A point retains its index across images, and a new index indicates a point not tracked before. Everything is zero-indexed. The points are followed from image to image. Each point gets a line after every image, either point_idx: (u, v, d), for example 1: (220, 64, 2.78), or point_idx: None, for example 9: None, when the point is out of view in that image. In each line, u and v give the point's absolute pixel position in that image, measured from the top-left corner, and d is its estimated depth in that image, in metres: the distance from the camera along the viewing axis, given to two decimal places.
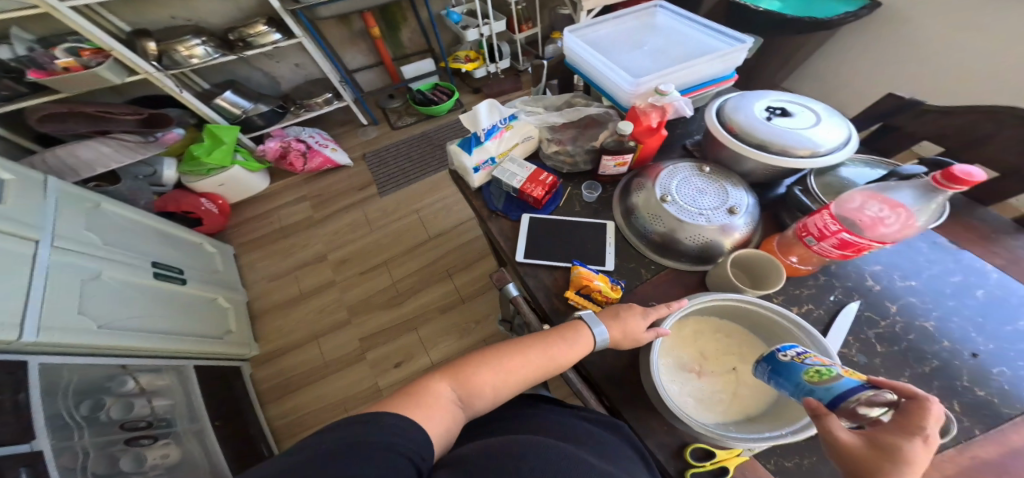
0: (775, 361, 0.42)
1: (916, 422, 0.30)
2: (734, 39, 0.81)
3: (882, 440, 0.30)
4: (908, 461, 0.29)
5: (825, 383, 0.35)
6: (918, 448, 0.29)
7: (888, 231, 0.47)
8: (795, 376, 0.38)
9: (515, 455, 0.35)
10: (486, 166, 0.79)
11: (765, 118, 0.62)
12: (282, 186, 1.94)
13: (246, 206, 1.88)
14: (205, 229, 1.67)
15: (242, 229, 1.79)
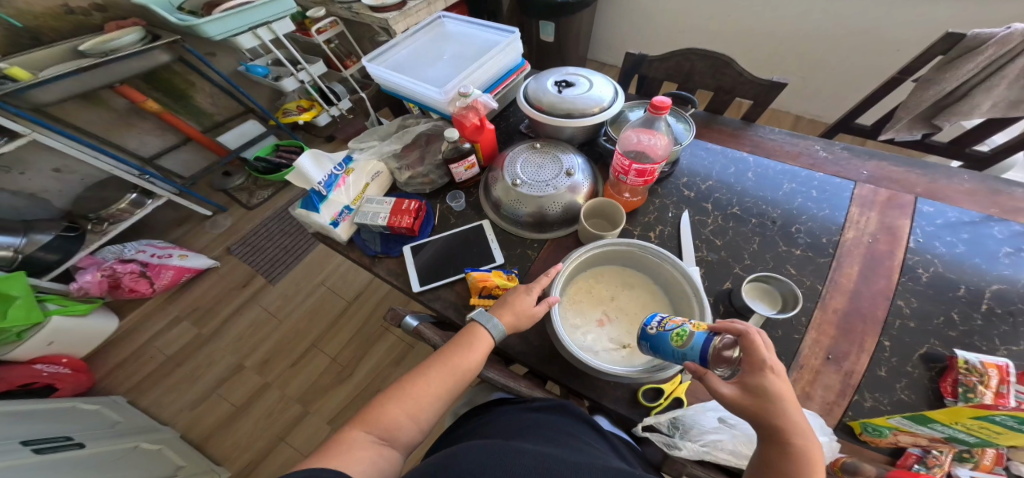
0: (649, 336, 0.46)
1: (758, 354, 0.39)
2: (504, 30, 0.96)
3: (751, 381, 0.38)
4: (771, 391, 0.37)
5: (694, 350, 0.41)
6: (770, 375, 0.38)
7: (662, 153, 0.65)
8: (668, 347, 0.44)
9: (447, 464, 0.30)
10: (345, 216, 0.76)
11: (557, 92, 0.77)
12: (140, 315, 1.55)
13: (105, 352, 1.46)
14: (64, 394, 1.26)
15: (117, 377, 1.41)
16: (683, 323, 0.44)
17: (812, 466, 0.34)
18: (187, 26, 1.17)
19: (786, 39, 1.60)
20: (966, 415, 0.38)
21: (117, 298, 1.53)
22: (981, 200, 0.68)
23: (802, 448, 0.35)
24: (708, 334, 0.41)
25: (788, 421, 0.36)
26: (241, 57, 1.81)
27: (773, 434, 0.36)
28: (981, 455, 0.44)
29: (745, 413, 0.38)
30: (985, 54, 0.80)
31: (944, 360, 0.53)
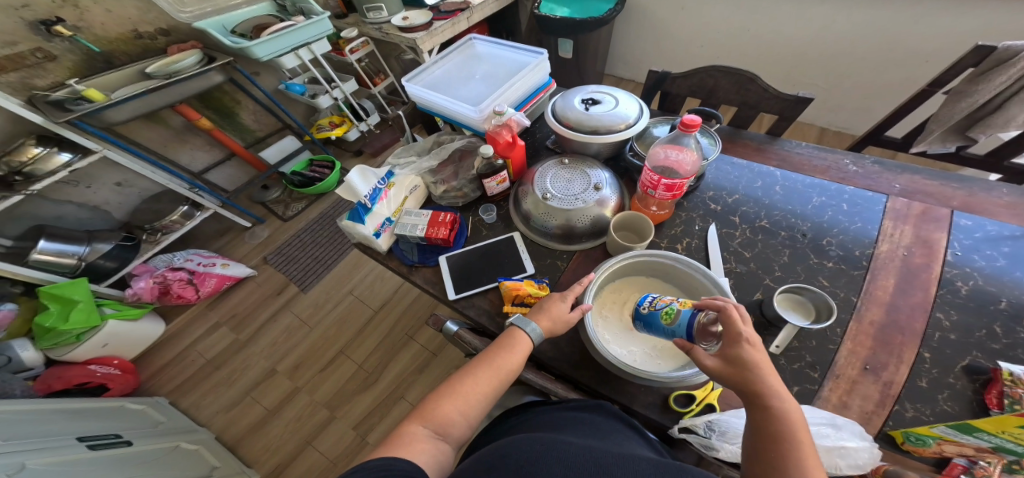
0: (642, 315, 0.52)
1: (734, 327, 0.44)
2: (532, 51, 1.01)
3: (730, 351, 0.44)
4: (747, 358, 0.42)
5: (681, 324, 0.48)
6: (746, 346, 0.43)
7: (690, 169, 0.67)
8: (659, 324, 0.50)
9: (503, 453, 0.32)
10: (386, 227, 0.81)
11: (584, 110, 0.80)
12: (185, 319, 1.64)
13: (151, 354, 1.55)
14: (114, 394, 1.33)
15: (161, 378, 1.49)
16: (671, 302, 0.50)
17: (792, 422, 0.38)
18: (239, 48, 1.29)
19: (808, 52, 1.60)
20: (1013, 424, 0.38)
21: (164, 304, 1.63)
22: (1020, 213, 0.67)
23: (781, 408, 0.39)
24: (692, 310, 0.47)
25: (767, 384, 0.41)
26: (280, 76, 1.93)
27: (756, 397, 0.41)
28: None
29: (729, 380, 0.43)
30: (1017, 66, 0.80)
31: (988, 372, 0.52)
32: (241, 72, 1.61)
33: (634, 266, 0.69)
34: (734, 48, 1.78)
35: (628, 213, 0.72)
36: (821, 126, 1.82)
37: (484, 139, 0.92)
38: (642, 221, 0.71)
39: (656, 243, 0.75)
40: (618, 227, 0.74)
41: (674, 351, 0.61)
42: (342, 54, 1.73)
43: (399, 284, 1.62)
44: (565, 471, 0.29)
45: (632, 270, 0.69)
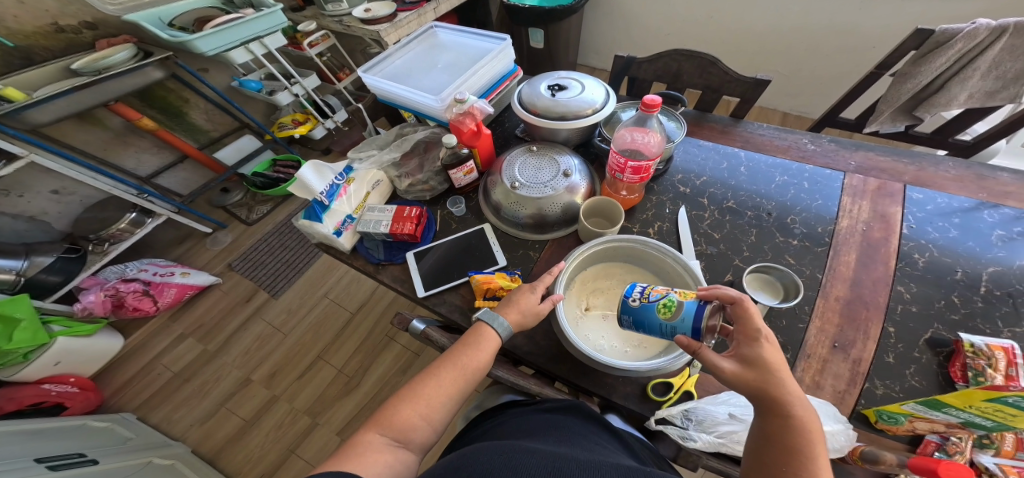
0: (632, 309, 0.47)
1: (751, 322, 0.40)
2: (497, 38, 0.98)
3: (747, 351, 0.40)
4: (766, 358, 0.38)
5: (685, 318, 0.43)
6: (763, 343, 0.39)
7: (656, 150, 0.66)
8: (654, 320, 0.45)
9: (459, 466, 0.30)
10: (348, 225, 0.77)
11: (550, 96, 0.78)
12: (148, 331, 1.55)
13: (113, 370, 1.46)
14: (73, 412, 1.25)
15: (127, 394, 1.40)
16: (668, 294, 0.45)
17: (811, 431, 0.34)
18: (179, 42, 1.19)
19: (769, 38, 1.63)
20: (980, 398, 0.38)
21: (122, 318, 1.53)
22: (968, 186, 0.69)
23: (801, 416, 0.35)
24: (699, 303, 0.43)
25: (789, 390, 0.37)
26: (233, 72, 1.83)
27: (773, 403, 0.36)
28: (1001, 440, 0.44)
29: (743, 383, 0.38)
30: (954, 48, 0.83)
31: (950, 344, 0.53)
32: (185, 68, 1.51)
33: (606, 252, 0.68)
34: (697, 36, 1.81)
35: (599, 198, 0.70)
36: (784, 111, 1.87)
37: (448, 129, 0.89)
38: (612, 205, 0.70)
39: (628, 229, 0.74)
40: (589, 214, 0.73)
41: (649, 338, 0.60)
42: (301, 48, 1.64)
43: (376, 285, 1.57)
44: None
45: (603, 255, 0.68)
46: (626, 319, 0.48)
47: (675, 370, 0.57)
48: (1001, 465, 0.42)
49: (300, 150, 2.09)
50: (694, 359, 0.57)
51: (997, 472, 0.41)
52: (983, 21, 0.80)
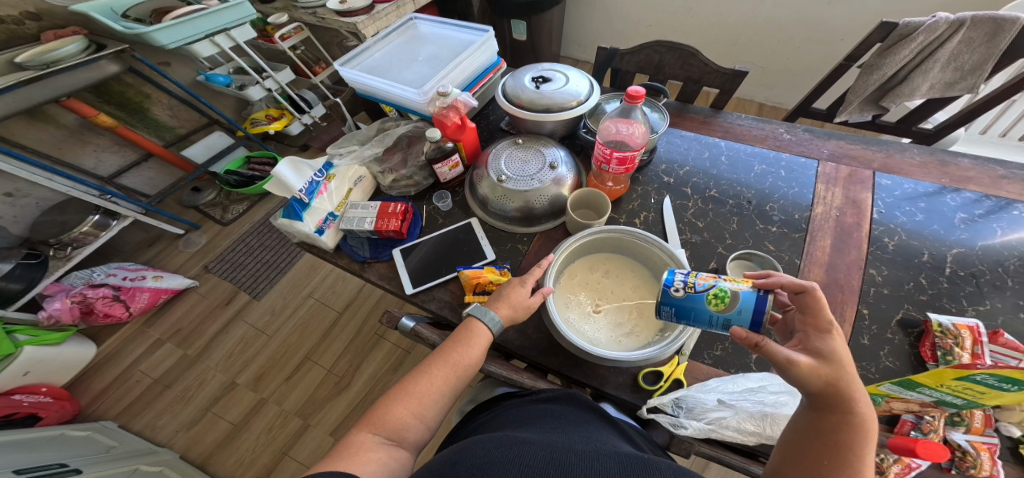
0: (678, 299, 0.44)
1: (821, 314, 0.39)
2: (479, 30, 0.97)
3: (819, 343, 0.38)
4: (840, 354, 0.37)
5: (747, 308, 0.42)
6: (833, 338, 0.38)
7: (640, 141, 0.67)
8: (704, 310, 0.43)
9: (453, 460, 0.29)
10: (330, 223, 0.75)
11: (535, 88, 0.78)
12: (122, 337, 1.47)
13: (86, 379, 1.38)
14: (48, 423, 1.17)
15: (105, 402, 1.33)
16: (720, 283, 0.43)
17: (866, 434, 0.34)
18: (135, 34, 1.11)
19: (745, 30, 1.67)
20: (950, 376, 0.40)
21: (92, 325, 1.44)
22: (932, 171, 0.73)
23: (861, 418, 0.34)
24: (762, 294, 0.41)
25: (856, 390, 0.35)
26: (198, 66, 1.74)
27: (836, 401, 0.35)
28: (971, 418, 0.47)
29: (810, 377, 0.36)
30: (916, 41, 0.87)
31: (919, 324, 0.57)
32: (144, 61, 1.42)
33: (593, 243, 0.69)
34: (676, 30, 1.84)
35: (585, 191, 0.71)
36: (759, 102, 1.92)
37: (432, 123, 0.88)
38: (597, 197, 0.70)
39: (615, 220, 0.75)
40: (576, 206, 0.74)
41: (638, 327, 0.62)
42: (273, 40, 1.58)
43: (363, 283, 1.54)
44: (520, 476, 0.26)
45: (590, 246, 0.69)
46: (663, 310, 0.46)
47: (665, 359, 0.58)
48: (971, 441, 0.46)
49: (276, 147, 2.01)
50: (682, 348, 0.59)
51: (969, 448, 0.45)
52: (942, 14, 0.84)
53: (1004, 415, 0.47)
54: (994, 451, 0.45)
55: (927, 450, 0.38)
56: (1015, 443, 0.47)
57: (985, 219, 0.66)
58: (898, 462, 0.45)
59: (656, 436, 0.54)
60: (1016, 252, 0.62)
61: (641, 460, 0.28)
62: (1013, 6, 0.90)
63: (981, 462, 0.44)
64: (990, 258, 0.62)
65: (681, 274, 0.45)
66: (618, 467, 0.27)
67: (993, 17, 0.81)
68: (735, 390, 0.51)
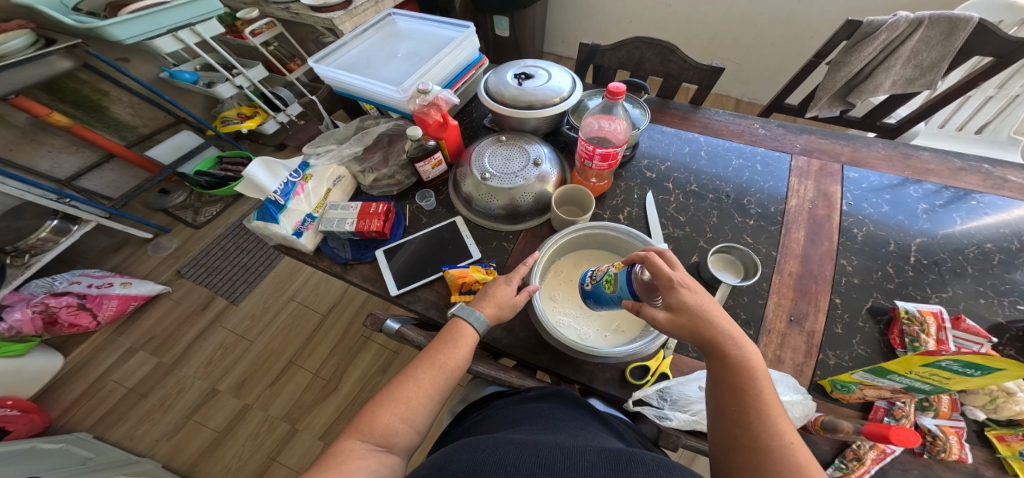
0: (589, 293, 0.52)
1: (662, 273, 0.43)
2: (459, 25, 0.95)
3: (670, 299, 0.42)
4: (689, 303, 0.42)
5: (622, 289, 0.46)
6: (682, 290, 0.42)
7: (623, 137, 0.67)
8: (605, 295, 0.49)
9: (441, 465, 0.29)
10: (308, 224, 0.73)
11: (518, 85, 0.77)
12: (90, 347, 1.40)
13: (54, 391, 1.30)
14: (17, 437, 1.09)
15: (77, 413, 1.26)
16: (608, 271, 0.49)
17: (752, 367, 0.40)
18: (88, 28, 1.03)
19: (722, 25, 1.70)
20: (918, 363, 0.43)
21: (56, 335, 1.36)
22: (895, 163, 0.77)
23: (739, 355, 0.40)
24: (628, 271, 0.45)
25: (720, 330, 0.41)
26: (161, 62, 1.65)
27: (713, 348, 0.41)
28: (939, 403, 0.51)
29: (681, 334, 0.42)
30: (879, 39, 0.91)
31: (888, 311, 0.59)
32: (99, 57, 1.33)
33: (578, 240, 0.69)
34: (656, 27, 1.86)
35: (569, 186, 0.71)
36: (736, 98, 1.98)
37: (413, 121, 0.86)
38: (580, 192, 0.70)
39: (599, 215, 0.75)
40: (561, 202, 0.74)
41: (624, 321, 0.62)
42: (243, 36, 1.52)
43: (347, 284, 1.50)
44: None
45: (575, 242, 0.69)
46: (589, 298, 0.54)
47: (651, 353, 0.59)
48: (941, 426, 0.49)
49: (250, 146, 1.93)
50: (667, 342, 0.60)
51: (938, 432, 0.48)
52: (903, 13, 0.88)
53: (968, 398, 0.50)
54: (960, 435, 0.48)
55: (900, 437, 0.39)
56: (980, 425, 0.50)
57: (945, 209, 0.70)
58: (874, 449, 0.48)
59: (644, 429, 0.55)
60: (973, 240, 0.66)
61: (630, 453, 0.28)
62: (966, 6, 0.95)
63: (950, 446, 0.48)
64: (951, 247, 0.66)
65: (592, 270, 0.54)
66: (606, 462, 0.27)
67: (949, 16, 0.85)
68: None
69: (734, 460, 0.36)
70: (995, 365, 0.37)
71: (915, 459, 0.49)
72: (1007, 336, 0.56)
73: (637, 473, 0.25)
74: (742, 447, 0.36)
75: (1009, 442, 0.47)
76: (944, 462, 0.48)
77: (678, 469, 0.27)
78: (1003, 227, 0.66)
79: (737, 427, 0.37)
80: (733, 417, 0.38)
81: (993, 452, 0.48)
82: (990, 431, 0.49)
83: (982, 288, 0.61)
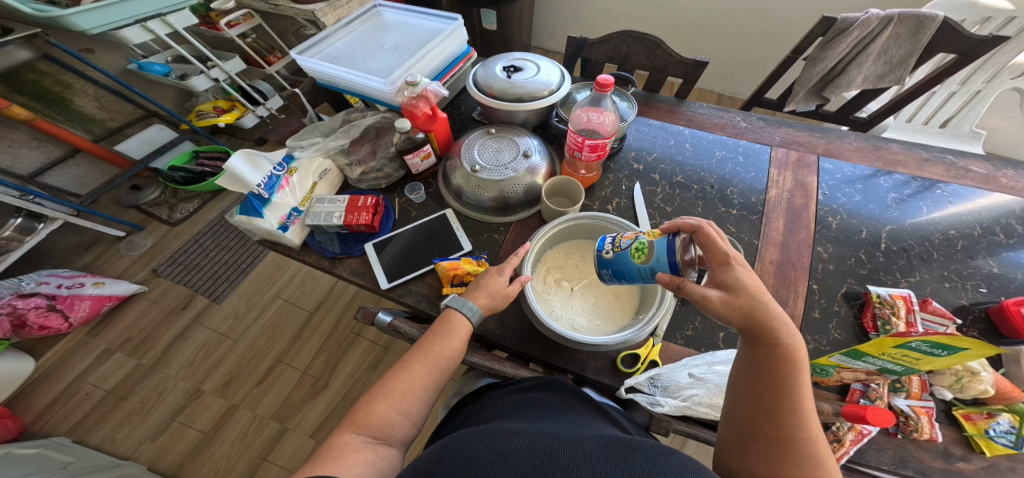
0: (610, 262, 0.49)
1: (717, 248, 0.43)
2: (446, 18, 0.95)
3: (724, 277, 0.43)
4: (745, 283, 0.41)
5: (658, 258, 0.44)
6: (736, 268, 0.43)
7: (611, 129, 0.68)
8: (632, 266, 0.47)
9: (439, 456, 0.28)
10: (294, 219, 0.71)
11: (507, 77, 0.77)
12: (63, 350, 1.33)
13: (25, 396, 1.24)
14: None
15: (52, 418, 1.21)
16: (637, 238, 0.47)
17: (798, 358, 0.39)
18: (48, 17, 0.97)
19: (706, 21, 1.74)
20: (890, 344, 0.44)
21: (25, 339, 1.29)
22: (866, 154, 0.81)
23: (790, 346, 0.39)
24: (669, 238, 0.43)
25: (776, 317, 0.40)
26: (130, 53, 1.57)
27: (767, 335, 0.39)
28: (910, 384, 0.54)
29: (731, 313, 0.41)
30: (852, 35, 0.95)
31: (861, 296, 0.63)
32: (62, 47, 1.26)
33: (568, 230, 0.70)
34: (642, 21, 1.89)
35: (561, 177, 0.71)
36: (719, 92, 2.03)
37: (401, 114, 0.85)
38: (569, 183, 0.71)
39: (588, 206, 0.76)
40: (552, 193, 0.74)
41: (614, 310, 0.64)
42: (219, 27, 1.46)
43: (334, 281, 1.47)
44: (506, 469, 0.25)
45: (566, 233, 0.70)
46: (605, 269, 0.51)
47: (641, 342, 0.61)
48: (912, 406, 0.51)
49: (228, 141, 1.87)
50: (656, 330, 0.61)
51: (910, 413, 0.51)
52: (874, 11, 0.92)
53: (936, 379, 0.54)
54: (929, 414, 0.51)
55: (877, 417, 0.42)
56: (948, 405, 0.54)
57: (913, 199, 0.74)
58: (852, 430, 0.50)
59: (636, 417, 0.53)
60: (938, 227, 0.70)
61: (629, 440, 0.28)
62: (934, 4, 0.99)
63: (921, 425, 0.50)
64: (918, 234, 0.69)
65: (610, 238, 0.51)
66: (606, 450, 0.27)
67: (917, 14, 0.89)
68: (705, 366, 0.54)
69: (752, 445, 0.37)
70: (960, 344, 0.39)
71: (890, 439, 0.52)
72: (971, 317, 0.60)
73: (635, 459, 0.26)
74: (764, 436, 0.37)
75: (974, 421, 0.50)
76: (916, 441, 0.51)
77: (673, 450, 0.28)
78: (965, 215, 0.71)
79: (769, 417, 0.37)
80: (765, 406, 0.38)
81: (961, 431, 0.51)
82: (957, 411, 0.52)
83: (946, 273, 0.65)
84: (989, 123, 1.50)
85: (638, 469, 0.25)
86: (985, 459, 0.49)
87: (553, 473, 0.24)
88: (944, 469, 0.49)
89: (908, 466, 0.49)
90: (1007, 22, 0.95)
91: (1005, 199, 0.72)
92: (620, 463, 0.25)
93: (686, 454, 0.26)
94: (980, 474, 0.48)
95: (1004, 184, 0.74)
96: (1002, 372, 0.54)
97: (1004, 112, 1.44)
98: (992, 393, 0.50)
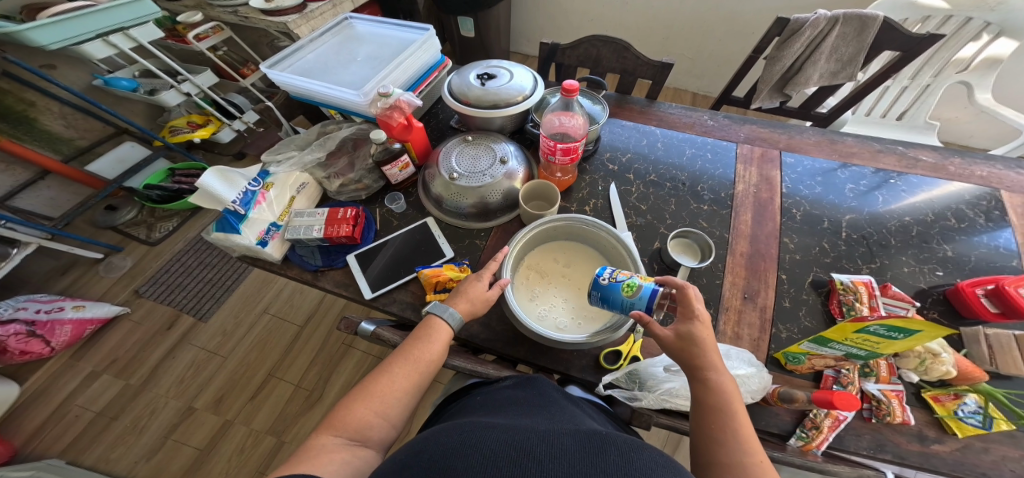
0: (601, 286, 0.52)
1: (690, 304, 0.48)
2: (418, 28, 0.96)
3: (683, 326, 0.48)
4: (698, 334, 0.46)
5: (643, 297, 0.49)
6: (696, 321, 0.47)
7: (582, 133, 0.71)
8: (618, 297, 0.51)
9: (417, 450, 0.29)
10: (273, 233, 0.71)
11: (480, 85, 0.78)
12: (48, 373, 1.30)
13: (8, 423, 1.20)
14: None
15: (43, 441, 1.17)
16: (632, 276, 0.51)
17: (731, 391, 0.43)
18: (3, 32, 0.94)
19: (675, 22, 1.78)
20: (851, 330, 0.47)
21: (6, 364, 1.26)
22: (825, 147, 0.85)
23: (722, 381, 0.43)
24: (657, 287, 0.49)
25: (710, 359, 0.45)
26: (94, 69, 1.53)
27: (697, 372, 0.45)
28: (878, 368, 0.57)
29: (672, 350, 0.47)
30: (805, 35, 0.98)
31: (826, 284, 0.66)
32: (21, 63, 1.21)
33: (547, 233, 0.71)
34: (614, 24, 1.93)
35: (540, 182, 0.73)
36: (693, 91, 2.08)
37: (376, 125, 0.85)
38: (545, 187, 0.73)
39: (566, 207, 0.78)
40: (529, 200, 0.76)
41: (594, 309, 0.65)
42: (188, 40, 1.45)
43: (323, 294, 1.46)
44: (479, 462, 0.26)
45: (545, 236, 0.72)
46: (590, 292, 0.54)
47: (622, 338, 0.63)
48: (883, 390, 0.54)
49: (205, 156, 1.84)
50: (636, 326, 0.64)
51: (881, 397, 0.54)
52: (822, 11, 0.96)
53: (902, 362, 0.57)
54: (899, 396, 0.54)
55: (844, 402, 0.44)
56: (917, 387, 0.57)
57: (871, 189, 0.77)
58: (829, 417, 0.53)
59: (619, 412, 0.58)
60: (894, 215, 0.74)
61: (605, 433, 0.30)
62: (877, 4, 1.05)
63: (893, 409, 0.53)
64: (877, 222, 0.73)
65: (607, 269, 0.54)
66: (585, 446, 0.28)
67: (859, 14, 0.94)
68: None
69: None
70: (911, 326, 0.42)
71: (865, 424, 0.54)
72: (930, 300, 0.64)
73: (609, 454, 0.27)
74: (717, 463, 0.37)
75: (943, 402, 0.53)
76: (890, 425, 0.54)
77: (648, 446, 0.29)
78: (919, 203, 0.75)
79: (716, 443, 0.39)
80: (713, 437, 0.39)
81: (932, 413, 0.54)
82: (926, 393, 0.55)
83: (907, 258, 0.68)
84: (943, 114, 1.57)
85: (611, 465, 0.26)
86: (958, 440, 0.52)
87: (529, 467, 0.25)
88: (920, 452, 0.52)
89: (885, 450, 0.52)
90: (945, 21, 1.00)
91: (957, 186, 0.76)
92: (594, 457, 0.27)
93: (658, 451, 0.28)
94: (953, 455, 0.51)
95: (952, 172, 0.78)
96: (964, 353, 0.58)
97: (954, 104, 1.52)
98: (955, 373, 0.54)
